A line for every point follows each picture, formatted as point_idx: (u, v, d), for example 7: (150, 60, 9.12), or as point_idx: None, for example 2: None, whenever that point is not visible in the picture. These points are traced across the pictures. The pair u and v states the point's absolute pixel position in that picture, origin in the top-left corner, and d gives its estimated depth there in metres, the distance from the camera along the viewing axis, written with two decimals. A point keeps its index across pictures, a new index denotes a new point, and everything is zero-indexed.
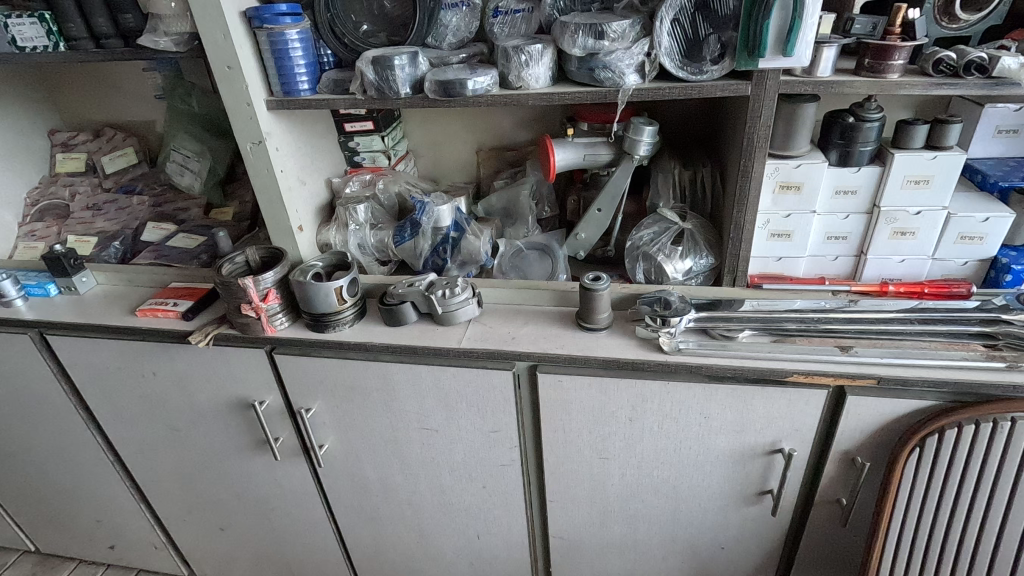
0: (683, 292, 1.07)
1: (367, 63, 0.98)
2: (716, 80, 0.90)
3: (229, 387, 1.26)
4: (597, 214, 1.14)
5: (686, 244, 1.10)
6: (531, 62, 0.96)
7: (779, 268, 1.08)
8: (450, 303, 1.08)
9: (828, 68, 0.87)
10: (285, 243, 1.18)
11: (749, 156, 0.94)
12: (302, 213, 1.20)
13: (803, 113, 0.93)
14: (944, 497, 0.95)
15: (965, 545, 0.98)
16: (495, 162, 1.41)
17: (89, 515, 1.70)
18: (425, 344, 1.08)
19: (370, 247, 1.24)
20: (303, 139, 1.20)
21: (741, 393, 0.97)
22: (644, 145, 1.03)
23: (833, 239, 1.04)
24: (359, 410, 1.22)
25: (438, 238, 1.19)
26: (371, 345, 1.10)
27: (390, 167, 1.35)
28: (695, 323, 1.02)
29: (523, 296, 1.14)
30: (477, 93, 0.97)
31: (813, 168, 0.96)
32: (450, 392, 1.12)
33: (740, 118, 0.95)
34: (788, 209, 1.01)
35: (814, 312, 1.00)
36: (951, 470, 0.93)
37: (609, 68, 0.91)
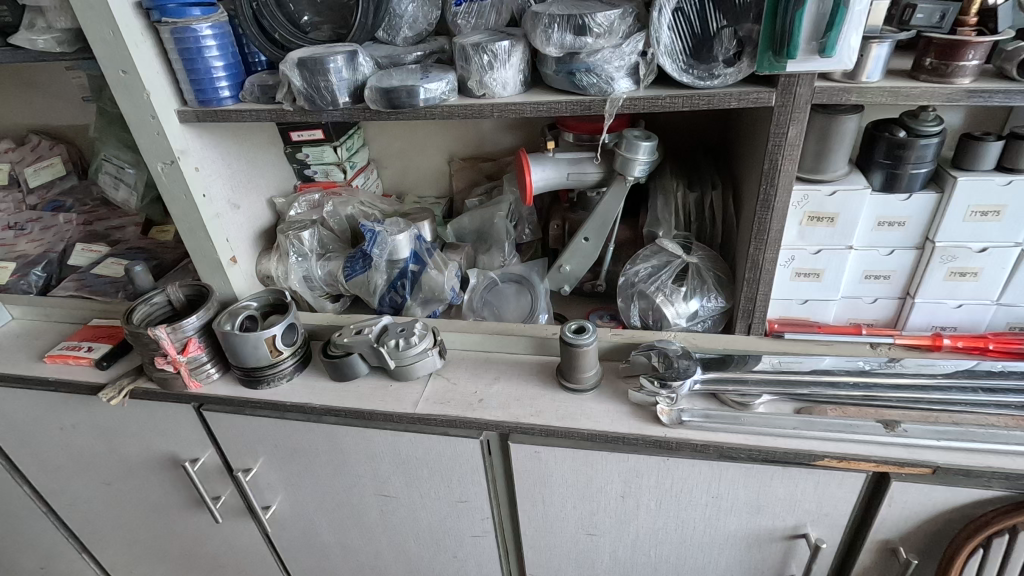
0: (686, 342, 0.88)
1: (292, 67, 0.78)
2: (729, 87, 0.70)
3: (158, 442, 1.08)
4: (584, 243, 0.96)
5: (691, 282, 0.90)
6: (497, 63, 0.76)
7: (804, 313, 0.89)
8: (405, 356, 0.89)
9: (877, 71, 0.67)
10: (214, 279, 1.00)
11: (772, 182, 0.74)
12: (236, 242, 1.02)
13: (842, 128, 0.73)
14: None
15: None
16: (470, 174, 1.20)
17: (31, 562, 1.54)
18: (374, 407, 0.89)
19: (318, 281, 1.05)
20: (235, 155, 1.01)
21: (757, 473, 0.78)
22: (640, 165, 0.83)
23: (872, 279, 0.85)
24: (306, 472, 1.04)
25: (394, 272, 0.99)
26: (310, 406, 0.91)
27: (346, 183, 1.16)
28: (701, 386, 0.82)
29: (495, 343, 0.96)
30: (429, 103, 0.78)
31: (851, 195, 0.76)
32: (408, 458, 0.94)
33: (760, 132, 0.75)
34: (817, 244, 0.81)
35: (848, 374, 0.81)
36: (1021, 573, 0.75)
37: (593, 72, 0.72)
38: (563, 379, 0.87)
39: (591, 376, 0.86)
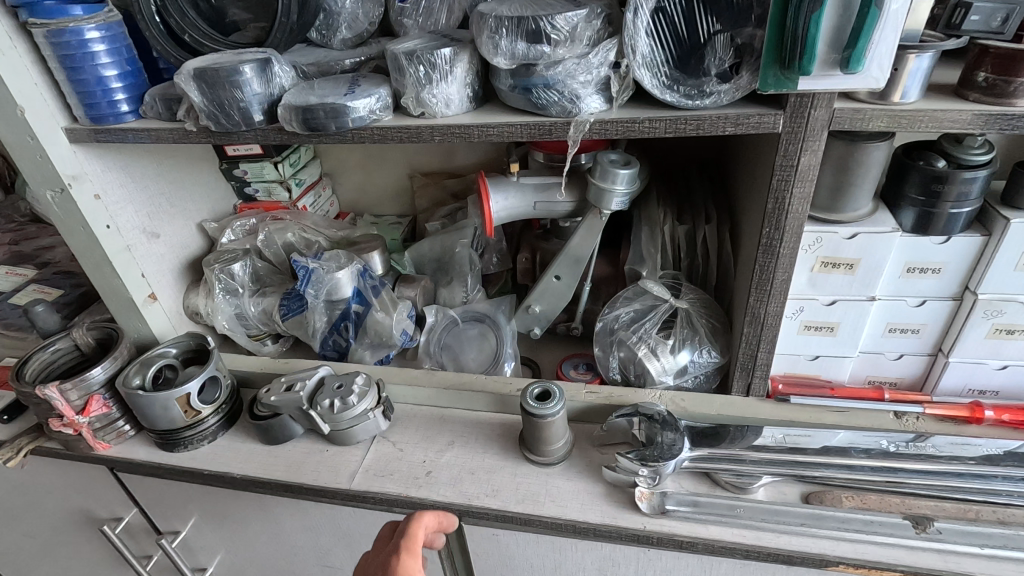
0: (674, 406, 0.74)
1: (189, 79, 0.64)
2: (723, 108, 0.55)
3: (77, 499, 0.95)
4: (555, 282, 0.81)
5: (680, 332, 0.76)
6: (436, 76, 0.61)
7: (813, 370, 0.74)
8: (341, 419, 0.76)
9: (913, 91, 0.52)
10: (130, 320, 0.86)
11: (777, 224, 0.59)
12: (156, 276, 0.88)
13: (866, 158, 0.58)
14: None
15: None
16: (434, 192, 1.06)
17: None
18: (304, 479, 0.76)
19: (253, 319, 0.91)
20: (153, 176, 0.87)
21: (757, 572, 0.64)
22: (617, 197, 0.69)
23: (897, 333, 0.70)
24: (241, 537, 0.91)
25: (335, 314, 0.86)
26: (232, 475, 0.78)
27: (291, 203, 1.02)
28: (690, 465, 0.68)
29: (451, 398, 0.82)
30: (357, 124, 0.63)
31: (875, 239, 0.62)
32: (349, 532, 0.81)
33: (763, 161, 0.61)
34: (830, 294, 0.67)
35: (867, 452, 0.67)
36: None
37: (553, 88, 0.58)
38: (528, 453, 0.73)
39: (559, 446, 0.72)
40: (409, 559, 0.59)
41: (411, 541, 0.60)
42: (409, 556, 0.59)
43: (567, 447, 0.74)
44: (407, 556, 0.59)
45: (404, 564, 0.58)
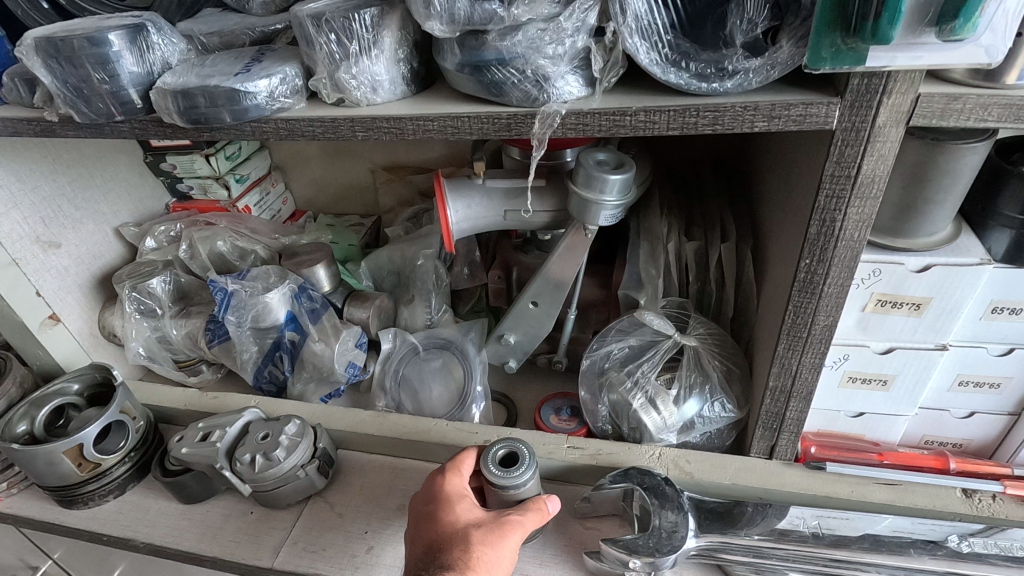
0: (678, 474, 0.58)
1: (31, 53, 0.48)
2: (750, 94, 0.39)
3: None
4: (532, 309, 0.66)
5: (687, 377, 0.61)
6: (356, 48, 0.45)
7: (857, 429, 0.59)
8: (262, 478, 0.61)
9: None
10: (25, 347, 0.72)
11: (822, 256, 0.43)
12: (58, 294, 0.74)
13: (952, 166, 0.41)
14: None
15: None
16: (398, 189, 0.90)
17: None
18: (220, 551, 0.62)
19: (176, 345, 0.77)
20: (49, 174, 0.72)
21: None
22: (606, 209, 0.53)
23: (970, 388, 0.54)
24: None
25: (267, 343, 0.71)
26: (135, 543, 0.64)
27: (229, 203, 0.87)
28: (696, 556, 0.53)
29: (404, 448, 0.68)
30: (255, 114, 0.47)
31: (956, 274, 0.45)
32: None
33: (806, 166, 0.44)
34: (885, 340, 0.51)
35: (927, 546, 0.51)
36: None
37: (511, 65, 0.41)
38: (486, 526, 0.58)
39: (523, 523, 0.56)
40: (454, 477, 0.55)
41: (456, 463, 0.56)
42: (454, 475, 0.54)
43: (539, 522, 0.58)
44: (453, 476, 0.54)
45: (452, 484, 0.54)
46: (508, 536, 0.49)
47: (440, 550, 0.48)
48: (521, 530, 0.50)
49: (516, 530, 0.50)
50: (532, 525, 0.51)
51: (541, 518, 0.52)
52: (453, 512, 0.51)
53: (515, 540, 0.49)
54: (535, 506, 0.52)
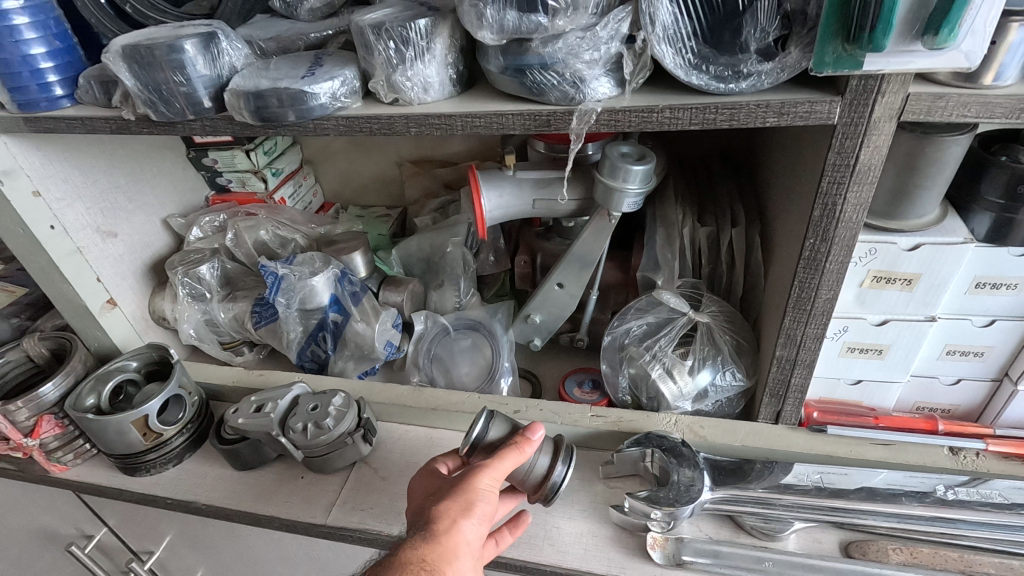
0: (693, 436, 0.64)
1: (118, 58, 0.54)
2: (764, 93, 0.44)
3: (42, 517, 0.89)
4: (557, 290, 0.72)
5: (700, 350, 0.66)
6: (410, 53, 0.50)
7: (855, 396, 0.65)
8: (315, 444, 0.67)
9: (1010, 71, 0.41)
10: (85, 329, 0.78)
11: (823, 236, 0.49)
12: (114, 281, 0.79)
13: (939, 157, 0.47)
14: None
15: None
16: (425, 182, 0.96)
17: None
18: (276, 510, 0.68)
19: (223, 327, 0.82)
20: (105, 168, 0.78)
21: None
22: (630, 196, 0.58)
23: (956, 357, 0.60)
24: (216, 561, 0.85)
25: (311, 324, 0.77)
26: (196, 505, 0.70)
27: (266, 195, 0.92)
28: (710, 507, 0.59)
29: (440, 418, 0.74)
30: (318, 112, 0.53)
31: (944, 251, 0.51)
32: (327, 565, 0.73)
33: (810, 158, 0.50)
34: (881, 313, 0.57)
35: (918, 496, 0.57)
36: None
37: (552, 69, 0.47)
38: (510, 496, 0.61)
39: (533, 480, 0.58)
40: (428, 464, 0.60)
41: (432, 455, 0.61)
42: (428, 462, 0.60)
43: (565, 466, 0.59)
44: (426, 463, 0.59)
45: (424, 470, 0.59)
46: (476, 479, 0.52)
47: (412, 518, 0.52)
48: (489, 470, 0.53)
49: (486, 473, 0.53)
50: (505, 464, 0.54)
51: (515, 453, 0.55)
52: (426, 487, 0.56)
53: (485, 480, 0.52)
54: (505, 446, 0.55)
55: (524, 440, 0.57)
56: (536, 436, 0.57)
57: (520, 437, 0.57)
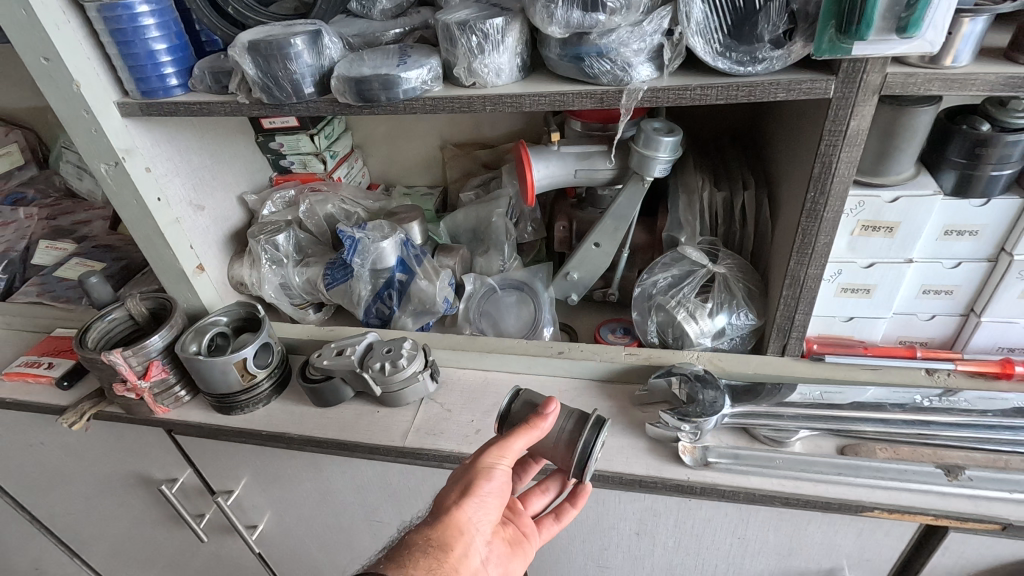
0: (713, 366, 0.77)
1: (243, 51, 0.65)
2: (776, 74, 0.56)
3: (133, 462, 1.00)
4: (594, 249, 0.84)
5: (718, 296, 0.79)
6: (488, 46, 0.62)
7: (848, 331, 0.77)
8: (392, 383, 0.79)
9: (965, 54, 0.53)
10: (179, 291, 0.89)
11: (822, 190, 0.61)
12: (203, 248, 0.90)
13: (912, 123, 0.60)
14: None
15: None
16: (465, 162, 1.07)
17: (25, 563, 1.51)
18: (360, 437, 0.80)
19: (297, 288, 0.94)
20: (196, 150, 0.89)
21: (790, 517, 0.70)
22: (661, 163, 0.70)
23: (931, 295, 0.73)
24: (292, 496, 0.96)
25: (379, 283, 0.89)
26: (288, 436, 0.82)
27: (326, 175, 1.03)
28: (730, 420, 0.72)
29: (494, 361, 0.86)
30: (408, 94, 0.65)
31: (918, 201, 0.64)
32: (399, 489, 0.85)
33: (810, 127, 0.62)
34: (869, 257, 0.69)
35: (900, 407, 0.70)
36: None
37: (606, 57, 0.59)
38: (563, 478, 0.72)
39: (564, 444, 0.63)
40: None
41: None
42: None
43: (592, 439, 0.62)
44: None
45: None
46: (479, 461, 0.62)
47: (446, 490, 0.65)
48: (492, 452, 0.62)
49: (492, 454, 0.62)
50: (510, 443, 0.61)
51: (524, 433, 0.62)
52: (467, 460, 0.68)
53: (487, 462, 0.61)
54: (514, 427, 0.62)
55: (538, 418, 0.62)
56: (547, 410, 0.61)
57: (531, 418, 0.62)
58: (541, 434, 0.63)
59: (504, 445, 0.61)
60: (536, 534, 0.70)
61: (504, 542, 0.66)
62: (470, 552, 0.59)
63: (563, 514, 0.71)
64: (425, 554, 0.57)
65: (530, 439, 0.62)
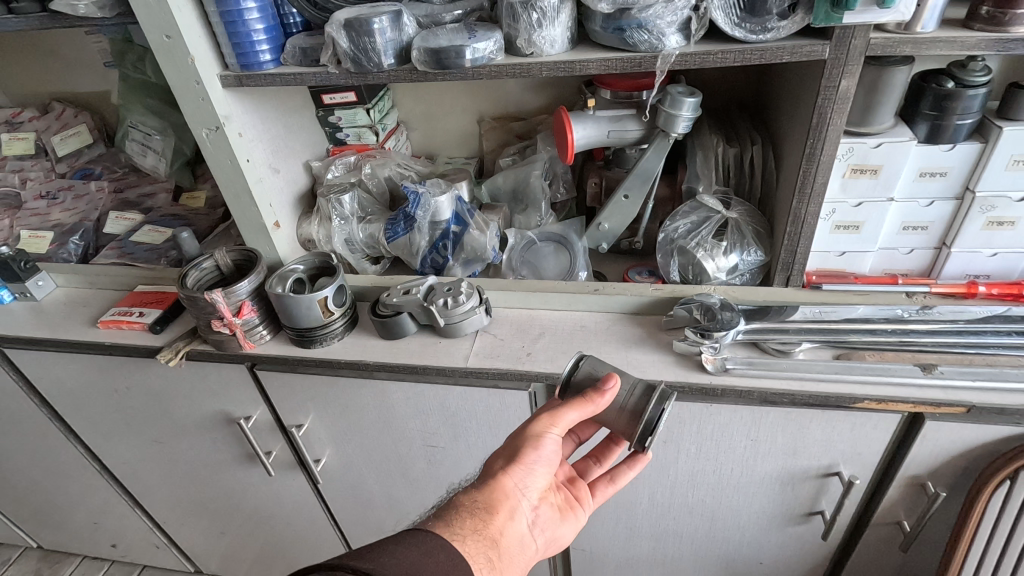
0: (728, 295, 0.91)
1: (339, 28, 0.78)
2: (782, 40, 0.70)
3: (211, 401, 1.13)
4: (623, 201, 0.97)
5: (732, 237, 0.92)
6: (545, 21, 0.76)
7: (841, 264, 0.91)
8: (454, 314, 0.93)
9: (932, 22, 0.67)
10: (260, 244, 1.02)
11: (819, 136, 0.75)
12: (279, 206, 1.03)
13: (890, 80, 0.74)
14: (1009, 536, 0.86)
15: None
16: (501, 134, 1.21)
17: (85, 517, 1.63)
18: (426, 362, 0.93)
19: (359, 243, 1.08)
20: (274, 120, 1.01)
21: (796, 417, 0.83)
22: (684, 121, 0.84)
23: (910, 230, 0.87)
24: (356, 428, 1.09)
25: (436, 234, 1.03)
26: (364, 363, 0.95)
27: (379, 145, 1.16)
28: (744, 336, 0.86)
29: (539, 300, 0.99)
30: (477, 63, 0.78)
31: (897, 147, 0.78)
32: (457, 412, 0.99)
33: (808, 86, 0.76)
34: (858, 197, 0.83)
35: (885, 322, 0.84)
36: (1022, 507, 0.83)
37: (645, 28, 0.72)
38: (612, 442, 0.85)
39: (628, 415, 0.73)
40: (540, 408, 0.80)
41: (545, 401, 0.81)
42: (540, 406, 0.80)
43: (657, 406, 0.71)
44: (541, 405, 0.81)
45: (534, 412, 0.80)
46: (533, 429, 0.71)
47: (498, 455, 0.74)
48: (545, 422, 0.71)
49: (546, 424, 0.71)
50: (565, 414, 0.70)
51: (579, 405, 0.70)
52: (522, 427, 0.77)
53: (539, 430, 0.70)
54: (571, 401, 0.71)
55: (596, 394, 0.70)
56: (606, 386, 0.70)
57: (590, 393, 0.70)
58: (595, 409, 0.71)
59: (559, 415, 0.70)
60: (589, 497, 0.80)
61: (550, 506, 0.74)
62: (513, 515, 0.67)
63: (618, 475, 0.80)
64: (471, 516, 0.64)
65: (584, 411, 0.70)
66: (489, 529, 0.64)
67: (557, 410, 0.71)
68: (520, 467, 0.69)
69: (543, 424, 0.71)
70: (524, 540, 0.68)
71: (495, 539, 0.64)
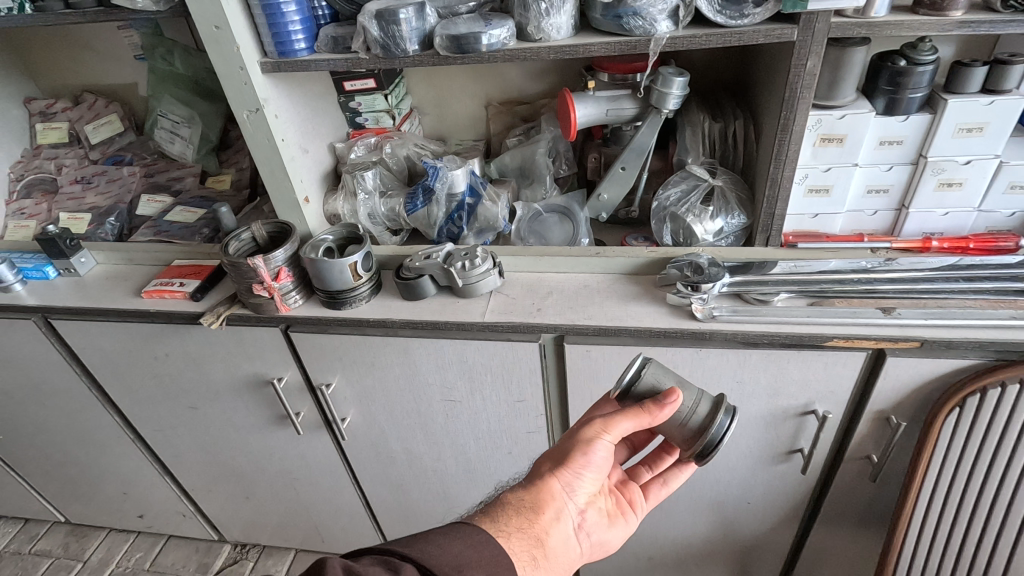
0: (714, 254, 1.02)
1: (370, 18, 0.89)
2: (756, 25, 0.82)
3: (245, 365, 1.23)
4: (621, 171, 1.07)
5: (718, 202, 1.04)
6: (552, 10, 0.87)
7: (815, 226, 1.03)
8: (471, 275, 1.04)
9: (884, 7, 0.78)
10: (291, 217, 1.12)
11: (791, 108, 0.86)
12: (308, 182, 1.13)
13: (850, 60, 0.86)
14: (964, 462, 0.98)
15: (969, 505, 1.03)
16: (507, 117, 1.31)
17: (114, 487, 1.72)
18: (447, 318, 1.04)
19: (381, 216, 1.19)
20: (304, 105, 1.12)
21: (775, 358, 0.95)
22: (674, 98, 0.95)
23: (874, 193, 0.99)
24: (379, 386, 1.19)
25: (452, 205, 1.14)
26: (391, 320, 1.06)
27: (396, 129, 1.27)
28: (729, 288, 0.97)
29: (546, 263, 1.10)
30: (492, 47, 0.89)
31: (859, 117, 0.89)
32: (474, 366, 1.09)
33: (781, 65, 0.87)
34: (828, 163, 0.95)
35: (852, 274, 0.96)
36: (973, 433, 0.95)
37: (639, 15, 0.83)
38: (663, 451, 0.92)
39: (689, 431, 0.76)
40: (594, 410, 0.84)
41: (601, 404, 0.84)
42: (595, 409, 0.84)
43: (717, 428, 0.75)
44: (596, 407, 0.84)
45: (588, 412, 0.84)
46: (586, 435, 0.75)
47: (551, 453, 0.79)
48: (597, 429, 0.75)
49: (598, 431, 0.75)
50: (618, 422, 0.74)
51: (634, 416, 0.73)
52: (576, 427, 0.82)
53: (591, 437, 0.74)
54: (626, 410, 0.74)
55: (654, 407, 0.73)
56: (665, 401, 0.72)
57: (648, 406, 0.73)
58: (652, 421, 0.73)
59: (613, 423, 0.74)
60: (643, 500, 0.86)
61: (598, 511, 0.78)
62: (558, 515, 0.72)
63: (670, 477, 0.87)
64: (519, 513, 0.70)
65: (639, 421, 0.73)
66: (534, 528, 0.69)
67: (612, 419, 0.74)
68: (568, 470, 0.74)
69: (597, 431, 0.74)
70: (569, 539, 0.73)
71: (540, 538, 0.69)
